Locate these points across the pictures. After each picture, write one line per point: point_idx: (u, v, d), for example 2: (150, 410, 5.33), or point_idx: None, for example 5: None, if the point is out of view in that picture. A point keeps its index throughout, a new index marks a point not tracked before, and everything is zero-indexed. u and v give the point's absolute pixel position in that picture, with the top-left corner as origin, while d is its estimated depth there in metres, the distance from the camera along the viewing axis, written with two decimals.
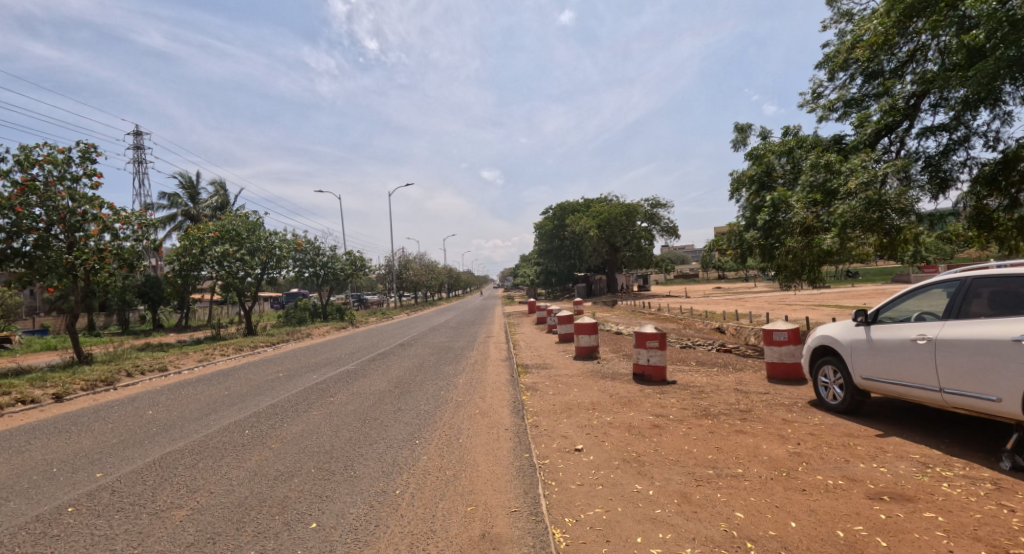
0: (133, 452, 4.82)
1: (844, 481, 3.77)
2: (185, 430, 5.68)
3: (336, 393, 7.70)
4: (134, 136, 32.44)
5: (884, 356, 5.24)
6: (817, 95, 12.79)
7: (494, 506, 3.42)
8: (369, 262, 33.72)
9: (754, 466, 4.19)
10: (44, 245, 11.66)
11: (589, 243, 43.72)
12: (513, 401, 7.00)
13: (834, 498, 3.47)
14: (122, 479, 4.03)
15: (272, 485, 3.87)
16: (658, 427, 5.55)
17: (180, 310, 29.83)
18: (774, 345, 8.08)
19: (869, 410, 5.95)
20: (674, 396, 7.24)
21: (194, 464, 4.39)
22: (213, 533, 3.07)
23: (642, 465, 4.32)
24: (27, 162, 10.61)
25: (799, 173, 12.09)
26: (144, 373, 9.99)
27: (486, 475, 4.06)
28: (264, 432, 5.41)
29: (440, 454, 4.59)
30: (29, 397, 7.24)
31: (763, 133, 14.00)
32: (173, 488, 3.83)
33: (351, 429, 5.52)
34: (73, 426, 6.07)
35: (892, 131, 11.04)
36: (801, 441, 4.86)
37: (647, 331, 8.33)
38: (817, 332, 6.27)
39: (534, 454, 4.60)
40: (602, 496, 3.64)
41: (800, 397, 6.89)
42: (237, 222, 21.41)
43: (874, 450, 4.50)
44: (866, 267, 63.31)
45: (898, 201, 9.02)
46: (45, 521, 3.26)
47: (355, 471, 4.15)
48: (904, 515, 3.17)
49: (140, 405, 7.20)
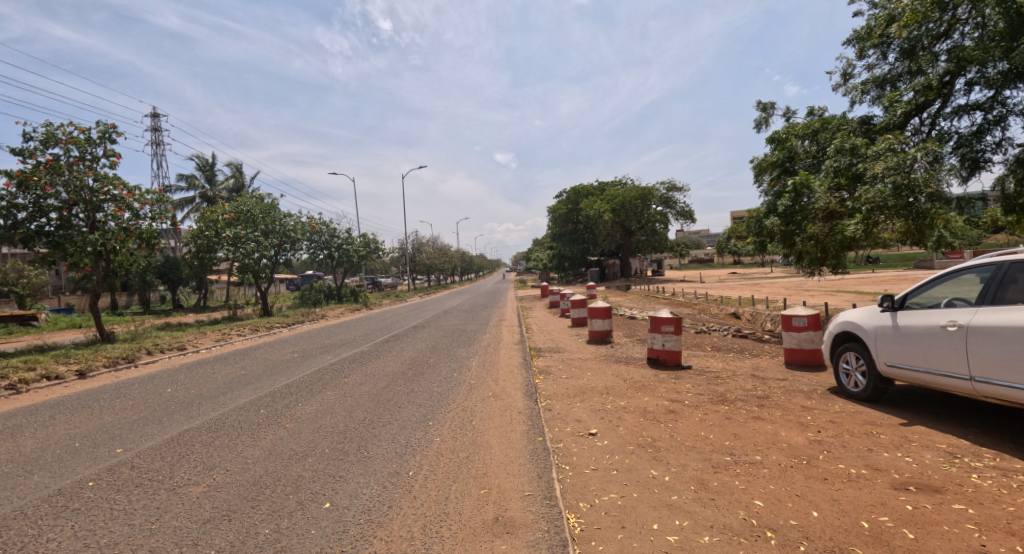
0: (152, 429, 4.91)
1: (868, 471, 3.66)
2: (203, 408, 5.76)
3: (350, 373, 7.74)
4: (152, 118, 32.85)
5: (911, 343, 5.04)
6: (846, 74, 12.31)
7: (507, 489, 3.39)
8: (383, 245, 33.78)
9: (773, 454, 4.09)
10: (67, 225, 11.87)
11: (603, 227, 43.21)
12: (526, 384, 6.98)
13: (857, 487, 3.37)
14: (142, 454, 4.11)
15: (287, 464, 3.90)
16: (673, 412, 5.46)
17: (198, 291, 30.41)
18: (793, 331, 7.91)
19: (893, 397, 5.79)
20: (690, 381, 7.12)
21: (211, 442, 4.44)
22: (229, 510, 3.10)
23: (658, 450, 4.25)
24: (49, 141, 10.71)
25: (824, 156, 11.65)
26: (164, 351, 10.24)
27: (499, 458, 4.02)
28: (280, 412, 5.47)
29: (453, 436, 4.56)
30: (53, 374, 7.44)
31: (787, 113, 13.54)
32: (191, 465, 3.88)
33: (365, 410, 5.54)
34: (96, 402, 6.21)
35: (924, 110, 10.51)
36: (822, 429, 4.74)
37: (663, 315, 8.16)
38: (840, 319, 6.10)
39: (548, 438, 4.55)
40: (617, 481, 3.60)
41: (820, 384, 6.73)
42: (251, 203, 21.70)
43: (898, 439, 4.35)
44: (889, 251, 62.03)
45: (928, 186, 8.57)
46: (67, 495, 3.33)
47: (369, 451, 4.16)
48: (932, 506, 3.05)
49: (160, 383, 7.35)
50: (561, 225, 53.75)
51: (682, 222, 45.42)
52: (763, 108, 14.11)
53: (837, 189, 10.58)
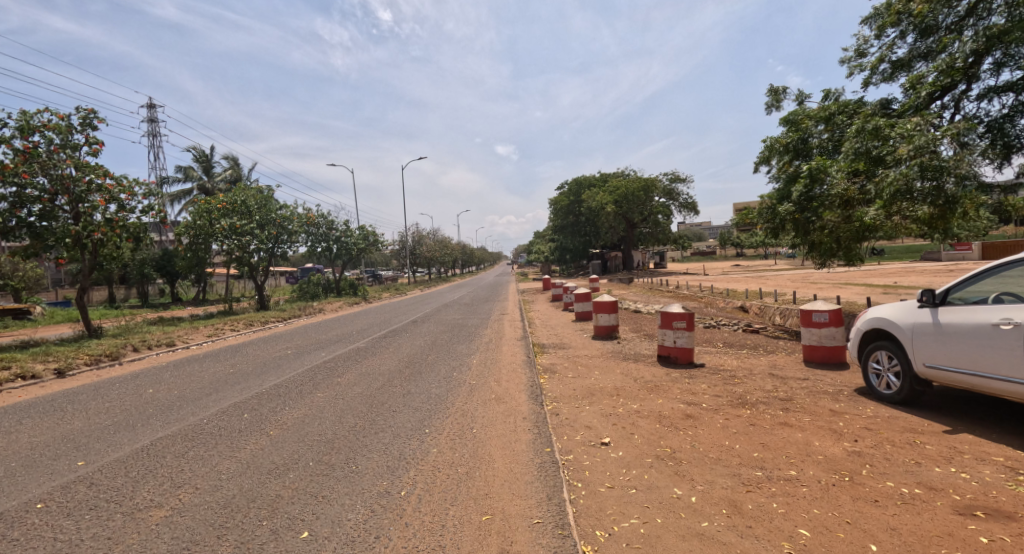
0: (122, 437, 4.47)
1: (922, 490, 3.21)
2: (181, 412, 5.33)
3: (343, 373, 7.31)
4: (149, 108, 32.44)
5: (958, 342, 4.56)
6: (861, 52, 11.73)
7: (512, 515, 2.95)
8: (382, 237, 33.24)
9: (809, 468, 3.66)
10: (50, 215, 11.42)
11: (606, 219, 42.68)
12: (531, 384, 6.54)
13: (915, 512, 2.92)
14: (104, 469, 3.68)
15: (265, 481, 3.47)
16: (691, 417, 5.02)
17: (196, 284, 30.05)
18: (813, 327, 7.47)
19: (929, 401, 5.33)
20: (705, 381, 6.69)
21: (184, 453, 4.02)
22: (190, 542, 2.67)
23: (679, 463, 3.81)
24: (27, 128, 10.22)
25: (841, 141, 11.07)
26: (151, 347, 9.80)
27: (502, 474, 3.59)
28: (264, 417, 5.04)
29: (452, 447, 4.13)
30: (29, 373, 7.02)
31: (799, 97, 13.02)
32: (156, 482, 3.45)
33: (357, 414, 5.12)
34: (69, 405, 5.77)
35: (949, 92, 9.93)
36: (859, 438, 4.29)
37: (674, 311, 7.72)
38: (871, 315, 5.64)
39: (557, 449, 4.11)
40: (637, 502, 3.17)
41: (846, 384, 6.27)
42: (248, 195, 21.19)
43: (947, 450, 3.91)
44: (892, 243, 61.79)
45: (957, 168, 7.94)
46: (7, 521, 2.90)
47: (357, 465, 3.73)
48: (1010, 538, 2.61)
49: (142, 383, 6.93)
50: (563, 217, 53.20)
51: (685, 214, 44.90)
52: (774, 91, 13.55)
53: (856, 174, 10.01)
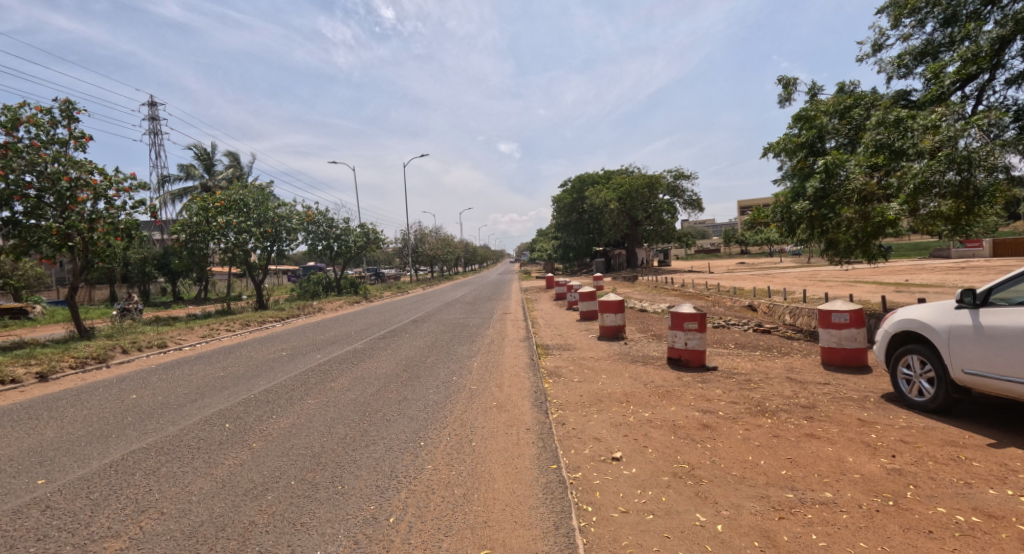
0: (91, 451, 4.12)
1: (981, 519, 2.82)
2: (162, 420, 5.00)
3: (337, 377, 6.96)
4: (149, 107, 32.28)
5: (1005, 346, 4.13)
6: (878, 46, 11.27)
7: (514, 550, 2.57)
8: (382, 235, 32.86)
9: (847, 490, 3.27)
10: (37, 212, 11.12)
11: (609, 216, 42.16)
12: (534, 391, 6.16)
13: (979, 547, 2.53)
14: (65, 490, 3.33)
15: (239, 504, 3.11)
16: (708, 428, 4.63)
17: (196, 283, 29.77)
18: (832, 328, 7.06)
19: (964, 410, 4.93)
20: (719, 386, 6.29)
21: (155, 469, 3.67)
22: None
23: (700, 483, 3.43)
24: (12, 122, 9.96)
25: (858, 134, 10.61)
26: (141, 349, 9.46)
27: (503, 497, 3.21)
28: (248, 427, 4.69)
29: (448, 464, 3.77)
30: (9, 378, 6.70)
31: (813, 89, 12.54)
32: (119, 506, 3.10)
33: (347, 424, 4.76)
34: (45, 412, 5.45)
35: (972, 81, 9.46)
36: (897, 453, 3.89)
37: (685, 311, 7.31)
38: (900, 316, 5.24)
39: (564, 466, 3.73)
40: (655, 532, 2.79)
41: (871, 390, 5.86)
42: (245, 192, 20.84)
43: (997, 468, 3.51)
44: (898, 240, 61.12)
45: (987, 159, 7.46)
46: None
47: (344, 485, 3.38)
48: None
49: (126, 388, 6.59)
50: (566, 215, 52.72)
51: (689, 211, 44.35)
52: (784, 84, 13.08)
53: (874, 168, 9.55)
